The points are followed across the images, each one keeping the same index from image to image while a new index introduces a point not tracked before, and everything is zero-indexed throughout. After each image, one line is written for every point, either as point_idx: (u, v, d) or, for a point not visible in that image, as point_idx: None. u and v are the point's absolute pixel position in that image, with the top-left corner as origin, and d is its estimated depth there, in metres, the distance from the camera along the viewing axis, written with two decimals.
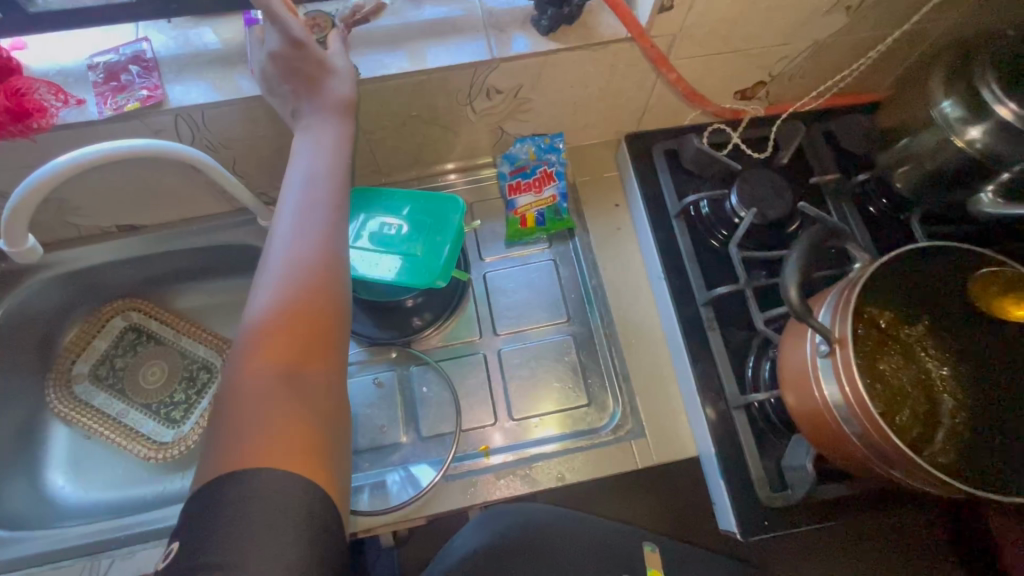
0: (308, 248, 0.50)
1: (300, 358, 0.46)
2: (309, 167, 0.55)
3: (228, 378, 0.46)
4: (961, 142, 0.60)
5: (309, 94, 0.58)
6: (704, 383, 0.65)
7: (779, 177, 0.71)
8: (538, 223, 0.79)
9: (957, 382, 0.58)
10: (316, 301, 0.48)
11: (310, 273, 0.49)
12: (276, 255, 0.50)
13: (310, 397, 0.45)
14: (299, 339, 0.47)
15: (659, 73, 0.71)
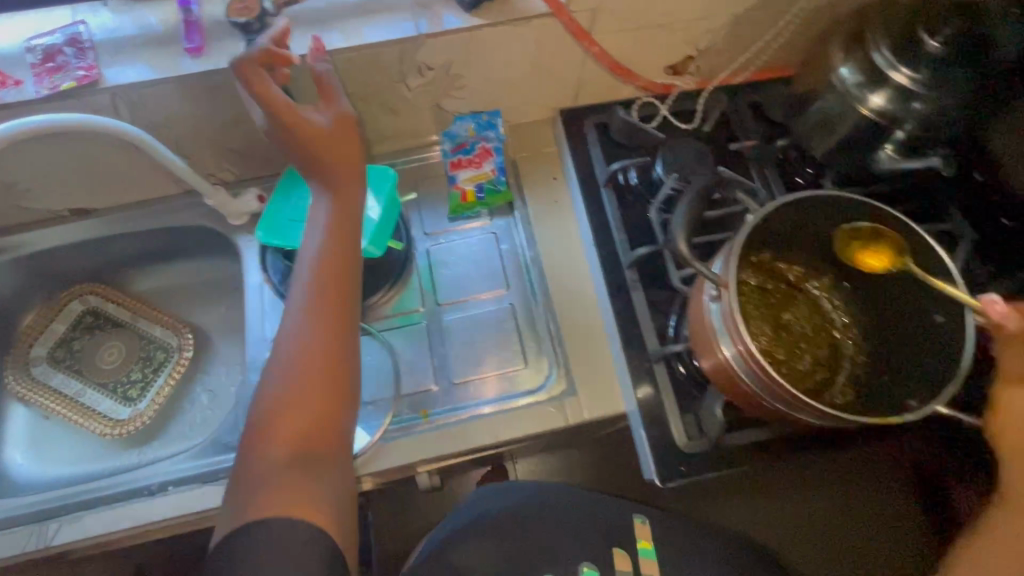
0: (320, 326, 0.58)
1: (314, 429, 0.54)
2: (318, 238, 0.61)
3: (251, 439, 0.54)
4: (867, 110, 0.63)
5: (318, 164, 0.61)
6: (628, 340, 0.69)
7: (702, 146, 0.75)
8: (478, 197, 0.82)
9: (857, 329, 0.62)
10: (329, 378, 0.56)
11: (319, 351, 0.56)
12: (287, 338, 0.57)
13: (322, 460, 0.54)
14: (315, 413, 0.54)
15: (583, 47, 0.74)
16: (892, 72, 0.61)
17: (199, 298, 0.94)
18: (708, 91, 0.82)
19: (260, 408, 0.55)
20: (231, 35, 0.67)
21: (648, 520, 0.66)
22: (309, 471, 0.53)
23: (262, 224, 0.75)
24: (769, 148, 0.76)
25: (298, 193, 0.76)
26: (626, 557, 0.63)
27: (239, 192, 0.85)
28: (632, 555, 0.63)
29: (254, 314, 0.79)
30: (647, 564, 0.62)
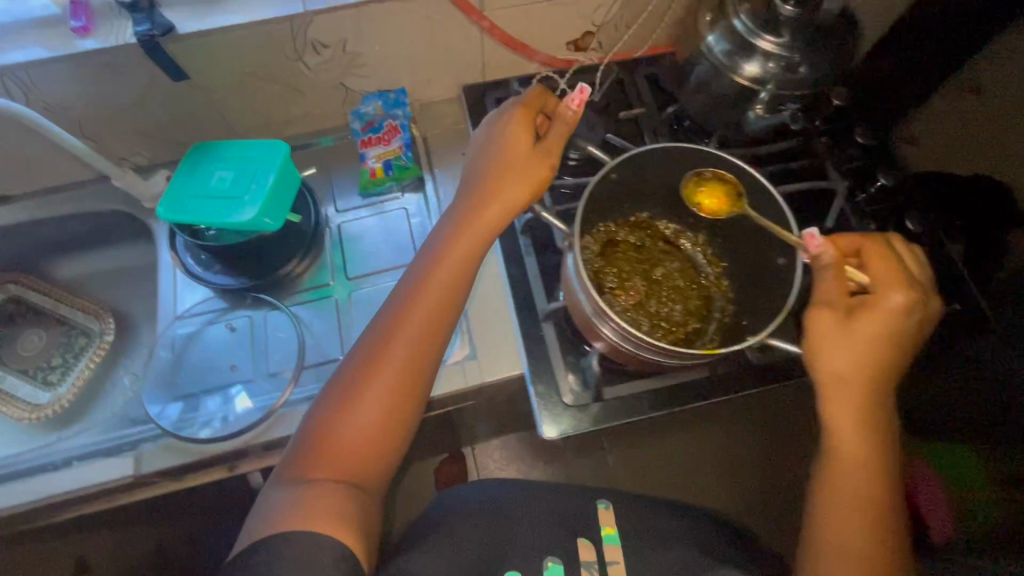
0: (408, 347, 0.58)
1: (382, 448, 0.56)
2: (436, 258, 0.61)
3: (309, 463, 0.55)
4: (745, 79, 0.66)
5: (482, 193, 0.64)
6: (520, 302, 0.71)
7: (593, 115, 0.79)
8: (387, 173, 0.84)
9: (727, 282, 0.66)
10: (400, 398, 0.57)
11: (412, 367, 0.58)
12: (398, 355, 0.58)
13: (377, 475, 0.56)
14: (384, 434, 0.56)
15: (474, 22, 0.76)
16: (756, 40, 0.64)
17: (123, 283, 0.95)
18: (605, 65, 0.85)
19: (332, 434, 0.56)
20: (119, 15, 0.68)
21: (611, 507, 0.68)
22: (362, 483, 0.54)
23: (164, 200, 0.72)
24: (659, 116, 0.79)
25: (201, 170, 0.74)
26: (590, 547, 0.63)
27: (151, 174, 0.86)
28: (597, 543, 0.64)
29: (167, 293, 0.81)
30: (610, 550, 0.63)
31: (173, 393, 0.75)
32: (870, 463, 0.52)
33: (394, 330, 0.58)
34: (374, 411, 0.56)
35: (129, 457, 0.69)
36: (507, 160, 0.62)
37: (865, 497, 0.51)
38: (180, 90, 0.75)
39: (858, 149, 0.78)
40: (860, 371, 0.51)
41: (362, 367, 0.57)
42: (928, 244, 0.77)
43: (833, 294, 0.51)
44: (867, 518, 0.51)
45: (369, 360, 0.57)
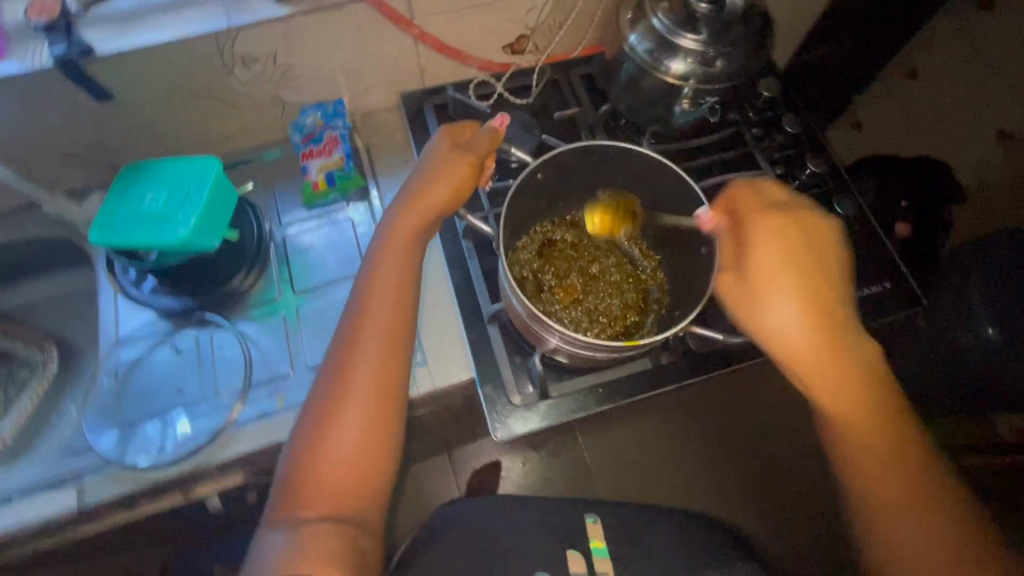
0: (370, 365, 0.57)
1: (356, 476, 0.56)
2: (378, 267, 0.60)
3: (289, 504, 0.54)
4: (674, 78, 0.67)
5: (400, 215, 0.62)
6: (465, 304, 0.72)
7: (530, 117, 0.80)
8: (329, 185, 0.83)
9: (661, 274, 0.68)
10: (372, 423, 0.56)
11: (374, 385, 0.57)
12: (359, 377, 0.57)
13: (355, 501, 0.56)
14: (359, 462, 0.56)
15: (404, 30, 0.76)
16: (677, 38, 0.66)
17: (65, 310, 0.92)
18: (540, 67, 0.86)
19: (305, 473, 0.55)
20: (34, 36, 0.66)
21: (599, 520, 0.70)
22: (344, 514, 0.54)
23: (96, 225, 0.71)
24: (596, 114, 0.81)
25: (132, 192, 0.73)
26: (581, 560, 0.65)
27: (85, 198, 0.84)
28: (586, 553, 0.66)
29: (107, 318, 0.79)
30: (602, 563, 0.65)
31: (117, 420, 0.73)
32: (862, 405, 0.54)
33: (352, 356, 0.57)
34: (349, 439, 0.56)
35: (71, 489, 0.67)
36: (433, 169, 0.62)
37: (871, 438, 0.54)
38: (106, 110, 0.73)
39: (786, 137, 0.81)
40: (807, 324, 0.53)
41: (330, 398, 0.56)
42: (860, 226, 0.79)
43: (748, 252, 0.54)
44: (881, 454, 0.54)
45: (337, 389, 0.56)
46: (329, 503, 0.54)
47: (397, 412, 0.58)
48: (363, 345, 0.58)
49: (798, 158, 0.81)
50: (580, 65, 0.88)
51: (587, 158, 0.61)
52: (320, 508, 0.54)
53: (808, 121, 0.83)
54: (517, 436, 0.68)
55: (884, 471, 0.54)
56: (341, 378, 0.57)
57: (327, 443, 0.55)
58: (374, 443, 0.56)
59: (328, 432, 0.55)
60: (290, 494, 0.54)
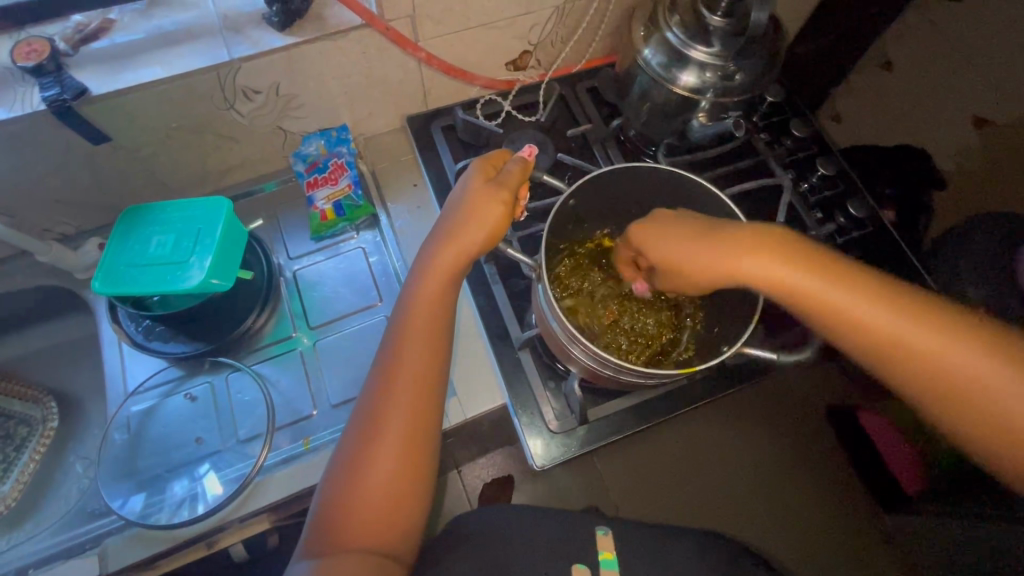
0: (400, 398, 0.53)
1: (393, 519, 0.52)
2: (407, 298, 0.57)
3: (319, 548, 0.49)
4: (684, 90, 0.67)
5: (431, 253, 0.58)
6: (493, 331, 0.70)
7: (541, 135, 0.79)
8: (338, 215, 0.81)
9: None
10: (406, 460, 0.52)
11: (407, 419, 0.53)
12: (388, 412, 0.53)
13: (397, 545, 0.52)
14: (396, 502, 0.52)
15: (410, 53, 0.74)
16: (688, 50, 0.65)
17: (60, 361, 0.87)
18: (545, 83, 0.86)
19: (338, 517, 0.50)
20: (22, 80, 0.62)
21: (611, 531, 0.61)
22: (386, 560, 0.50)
23: (99, 272, 0.67)
24: (607, 129, 0.81)
25: (137, 236, 0.69)
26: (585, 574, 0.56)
27: (81, 244, 0.80)
28: (592, 568, 0.56)
29: (114, 369, 0.75)
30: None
31: (134, 479, 0.69)
32: (857, 295, 0.46)
33: (387, 387, 0.54)
34: (384, 475, 0.51)
35: (93, 556, 0.63)
36: (464, 213, 0.57)
37: (904, 320, 0.44)
38: (101, 152, 0.69)
39: (794, 141, 0.83)
40: (722, 251, 0.50)
41: (364, 433, 0.52)
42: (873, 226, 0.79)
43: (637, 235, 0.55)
44: (928, 328, 0.44)
45: (372, 421, 0.53)
46: (361, 546, 0.50)
47: (431, 445, 0.54)
48: (398, 375, 0.54)
49: (807, 162, 0.82)
50: (584, 78, 0.88)
51: (613, 179, 0.61)
52: (352, 548, 0.49)
53: (815, 124, 0.84)
54: (553, 467, 0.66)
55: (935, 346, 0.43)
56: (376, 410, 0.53)
57: (360, 481, 0.51)
58: (408, 479, 0.52)
59: (363, 467, 0.51)
60: (325, 533, 0.50)
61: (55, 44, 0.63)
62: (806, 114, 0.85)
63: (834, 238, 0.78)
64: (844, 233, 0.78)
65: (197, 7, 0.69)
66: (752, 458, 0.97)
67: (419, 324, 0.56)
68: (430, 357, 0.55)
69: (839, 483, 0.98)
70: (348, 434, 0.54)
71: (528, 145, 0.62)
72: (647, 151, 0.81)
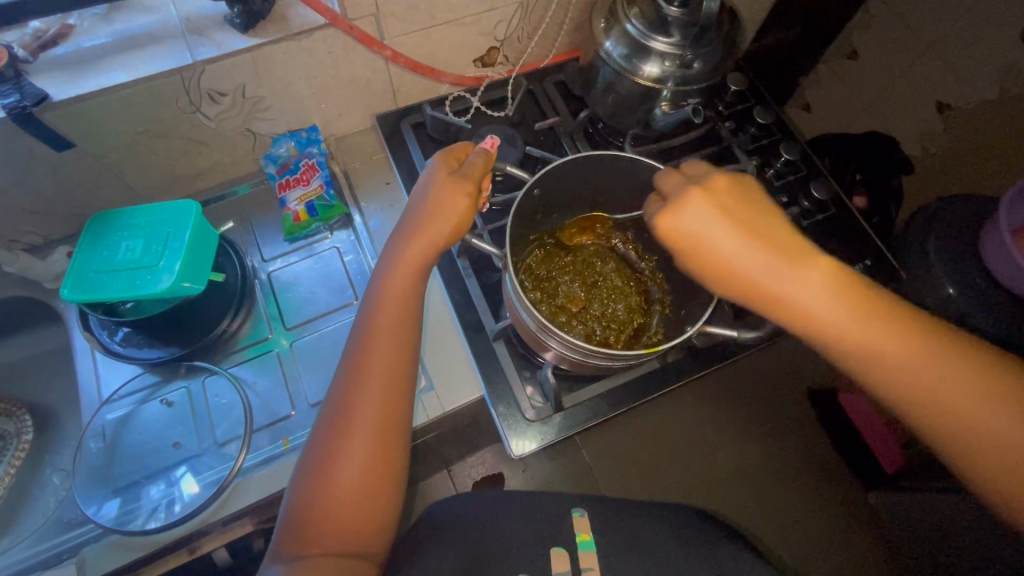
0: (372, 393, 0.53)
1: (368, 514, 0.51)
2: (378, 293, 0.57)
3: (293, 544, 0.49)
4: (647, 80, 0.68)
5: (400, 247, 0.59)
6: (468, 324, 0.71)
7: (510, 129, 0.80)
8: (310, 215, 0.81)
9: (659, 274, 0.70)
10: (380, 454, 0.52)
11: (382, 412, 0.53)
12: (360, 407, 0.53)
13: (373, 539, 0.52)
14: (371, 498, 0.52)
15: (376, 52, 0.75)
16: (649, 41, 0.66)
17: (33, 373, 0.86)
18: (513, 78, 0.87)
19: (310, 514, 0.50)
20: None
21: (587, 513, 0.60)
22: (362, 552, 0.51)
23: (67, 280, 0.67)
24: (575, 121, 0.82)
25: (105, 242, 0.69)
26: (564, 557, 0.54)
27: (50, 254, 0.79)
28: (572, 551, 0.55)
29: (88, 378, 0.75)
30: (587, 557, 0.55)
31: (112, 486, 0.69)
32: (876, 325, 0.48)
33: (358, 381, 0.54)
34: (356, 469, 0.51)
35: (70, 565, 0.63)
36: (432, 208, 0.57)
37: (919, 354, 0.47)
38: (65, 159, 0.69)
39: (757, 128, 0.85)
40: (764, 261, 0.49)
41: (336, 428, 0.52)
42: (837, 208, 0.81)
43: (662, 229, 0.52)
44: (940, 364, 0.46)
45: (344, 415, 0.53)
46: (335, 540, 0.50)
47: (403, 437, 0.54)
48: (369, 367, 0.54)
49: (771, 148, 0.84)
50: (552, 73, 0.89)
51: (579, 167, 0.61)
52: (326, 544, 0.49)
53: (778, 111, 0.86)
54: (532, 455, 0.67)
55: (927, 374, 0.46)
56: (348, 404, 0.53)
57: (333, 475, 0.51)
58: (381, 472, 0.52)
59: (335, 461, 0.51)
60: (298, 531, 0.49)
61: (14, 51, 0.62)
62: (769, 102, 0.87)
63: (800, 220, 0.80)
64: (808, 216, 0.81)
65: (158, 11, 0.69)
66: (732, 441, 0.99)
67: (391, 317, 0.56)
68: (403, 349, 0.56)
69: (817, 461, 1.01)
70: (320, 429, 0.54)
71: (491, 137, 0.63)
72: (616, 141, 0.83)
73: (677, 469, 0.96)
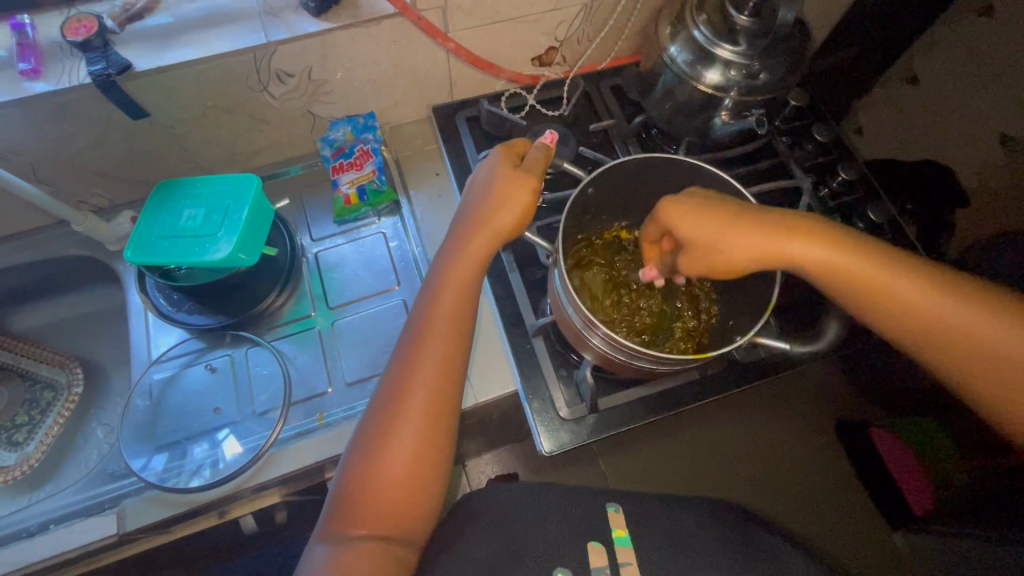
0: (421, 377, 0.54)
1: (408, 497, 0.52)
2: (429, 279, 0.58)
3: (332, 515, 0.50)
4: (709, 87, 0.68)
5: (454, 234, 0.60)
6: (508, 319, 0.71)
7: (564, 129, 0.81)
8: (361, 199, 0.83)
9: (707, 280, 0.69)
10: (425, 439, 0.52)
11: (428, 398, 0.53)
12: (408, 389, 0.53)
13: (410, 523, 0.52)
14: (412, 483, 0.52)
15: (439, 44, 0.76)
16: (715, 48, 0.66)
17: (87, 330, 0.90)
18: (570, 80, 0.87)
19: (351, 488, 0.51)
20: (70, 54, 0.65)
21: (621, 508, 0.58)
22: (397, 533, 0.51)
23: (131, 243, 0.70)
24: (629, 125, 0.82)
25: (169, 209, 0.72)
26: (602, 552, 0.53)
27: (114, 217, 0.83)
28: (608, 545, 0.53)
29: (139, 338, 0.78)
30: (624, 552, 0.53)
31: (154, 443, 0.71)
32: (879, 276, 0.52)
33: (407, 363, 0.55)
34: (402, 452, 0.52)
35: (111, 514, 0.65)
36: (490, 201, 0.58)
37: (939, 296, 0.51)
38: (139, 126, 0.72)
39: (815, 146, 0.83)
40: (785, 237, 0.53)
41: (384, 409, 0.53)
42: (893, 232, 0.79)
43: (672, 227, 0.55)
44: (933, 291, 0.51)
45: (393, 396, 0.53)
46: (379, 521, 0.50)
47: (452, 426, 0.54)
48: (419, 352, 0.55)
49: (828, 166, 0.83)
50: (608, 77, 0.89)
51: (636, 165, 0.61)
52: (372, 524, 0.50)
53: (837, 130, 0.84)
54: (561, 453, 0.67)
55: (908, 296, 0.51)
56: (398, 388, 0.53)
57: (380, 456, 0.51)
58: (428, 458, 0.52)
59: (380, 443, 0.52)
60: (340, 507, 0.51)
61: (103, 21, 0.66)
62: (829, 120, 0.86)
63: None
64: None
65: None
66: (760, 460, 0.96)
67: (442, 303, 0.57)
68: (455, 336, 0.56)
69: (849, 491, 0.98)
70: (367, 408, 0.55)
71: (550, 131, 0.62)
72: (669, 148, 0.82)
73: (701, 483, 0.94)
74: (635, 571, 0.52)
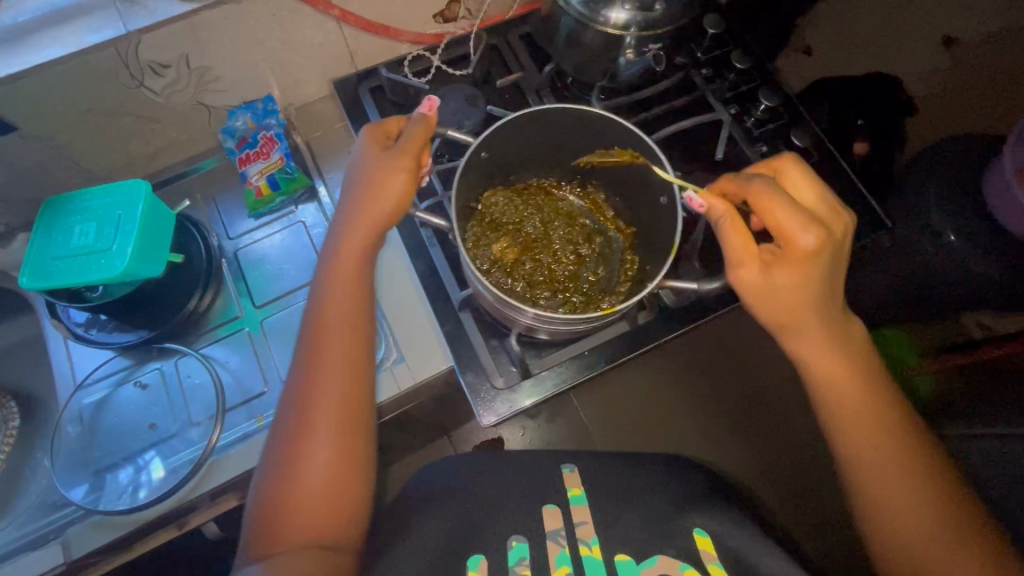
0: (333, 376, 0.54)
1: (332, 493, 0.53)
2: (333, 272, 0.57)
3: (259, 519, 0.51)
4: (615, 27, 0.64)
5: (353, 218, 0.57)
6: (434, 295, 0.70)
7: (473, 87, 0.76)
8: (273, 190, 0.79)
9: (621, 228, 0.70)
10: (343, 435, 0.53)
11: (340, 396, 0.54)
12: (315, 389, 0.54)
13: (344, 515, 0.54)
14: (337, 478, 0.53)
15: (324, 12, 0.71)
16: None
17: (14, 361, 0.86)
18: (477, 34, 0.82)
19: (274, 492, 0.52)
20: None
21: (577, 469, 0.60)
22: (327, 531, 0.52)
23: (25, 268, 0.66)
24: (541, 74, 0.79)
25: (60, 227, 0.68)
26: (557, 514, 0.54)
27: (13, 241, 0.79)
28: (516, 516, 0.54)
29: (62, 365, 0.75)
30: (579, 510, 0.54)
31: (91, 469, 0.70)
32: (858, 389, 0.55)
33: (316, 364, 0.55)
34: (320, 451, 0.53)
35: (55, 545, 0.64)
36: (376, 184, 0.56)
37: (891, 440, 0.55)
38: (10, 143, 0.67)
39: (737, 74, 0.80)
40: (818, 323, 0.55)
41: (295, 405, 0.54)
42: (818, 155, 0.78)
43: (760, 210, 0.52)
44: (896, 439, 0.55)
45: (304, 395, 0.54)
46: (302, 525, 0.51)
47: (368, 416, 0.56)
48: (325, 347, 0.55)
49: (751, 94, 0.80)
50: (517, 25, 0.84)
51: (534, 115, 0.57)
52: (294, 529, 0.51)
53: (758, 55, 0.81)
54: (503, 420, 0.67)
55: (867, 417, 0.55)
56: (309, 388, 0.54)
57: (299, 460, 0.52)
58: (347, 450, 0.54)
59: (296, 445, 0.52)
60: (261, 513, 0.51)
61: None
62: (750, 44, 0.82)
63: None
64: None
65: None
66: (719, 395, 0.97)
67: (345, 294, 0.56)
68: (361, 328, 0.56)
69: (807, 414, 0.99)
70: (282, 407, 0.55)
71: (429, 98, 0.59)
72: (583, 95, 0.80)
73: (666, 425, 0.95)
74: (591, 527, 0.53)
